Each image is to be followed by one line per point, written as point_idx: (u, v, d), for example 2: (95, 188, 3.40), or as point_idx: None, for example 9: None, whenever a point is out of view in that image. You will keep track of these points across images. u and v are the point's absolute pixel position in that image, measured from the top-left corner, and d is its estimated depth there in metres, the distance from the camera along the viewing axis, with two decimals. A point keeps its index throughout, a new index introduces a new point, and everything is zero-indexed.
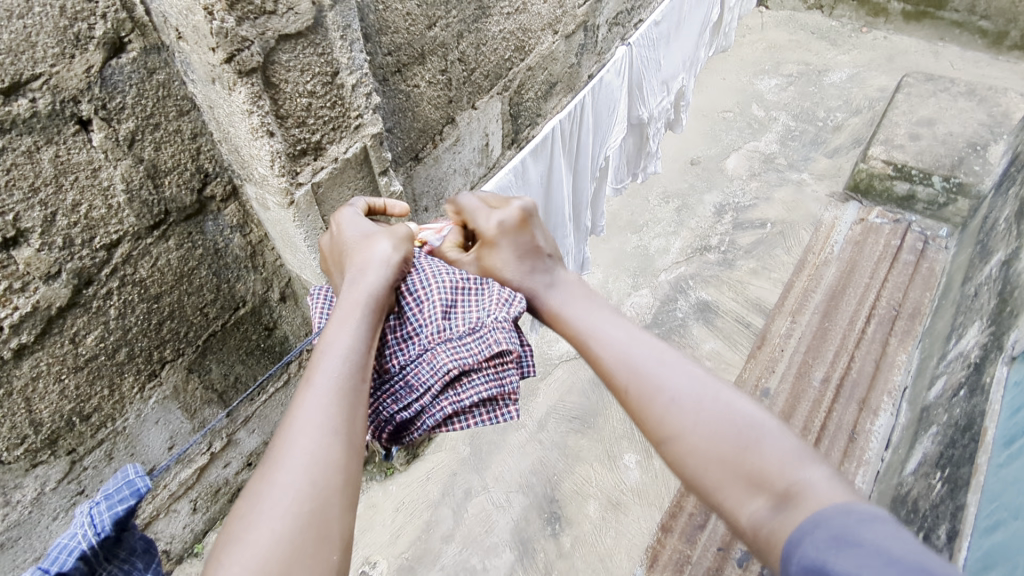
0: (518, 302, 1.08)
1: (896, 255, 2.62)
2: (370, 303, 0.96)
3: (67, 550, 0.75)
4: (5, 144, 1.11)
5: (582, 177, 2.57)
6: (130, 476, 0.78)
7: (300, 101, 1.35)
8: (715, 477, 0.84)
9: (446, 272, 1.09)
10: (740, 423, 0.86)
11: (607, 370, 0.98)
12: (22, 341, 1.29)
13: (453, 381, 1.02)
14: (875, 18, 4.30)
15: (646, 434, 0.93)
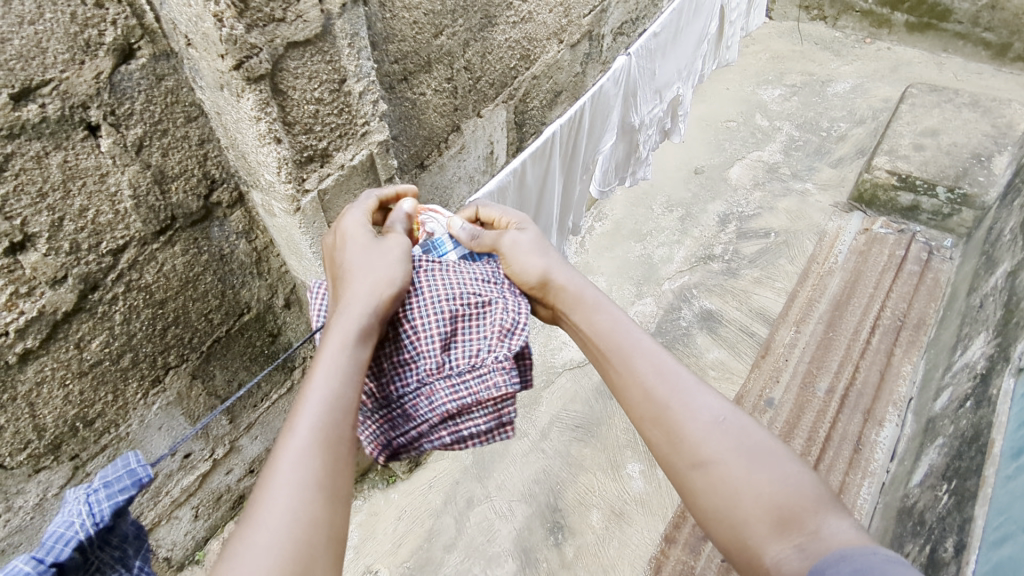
0: (518, 335, 1.08)
1: (900, 265, 2.62)
2: (359, 340, 0.93)
3: (64, 539, 0.78)
4: (14, 149, 1.12)
5: (572, 180, 2.48)
6: (130, 464, 0.82)
7: (307, 108, 1.36)
8: (742, 510, 0.83)
9: (444, 300, 1.08)
10: (771, 456, 0.87)
11: (642, 381, 0.96)
12: (27, 345, 1.29)
13: (452, 415, 1.06)
14: (879, 29, 4.32)
15: (672, 456, 0.91)
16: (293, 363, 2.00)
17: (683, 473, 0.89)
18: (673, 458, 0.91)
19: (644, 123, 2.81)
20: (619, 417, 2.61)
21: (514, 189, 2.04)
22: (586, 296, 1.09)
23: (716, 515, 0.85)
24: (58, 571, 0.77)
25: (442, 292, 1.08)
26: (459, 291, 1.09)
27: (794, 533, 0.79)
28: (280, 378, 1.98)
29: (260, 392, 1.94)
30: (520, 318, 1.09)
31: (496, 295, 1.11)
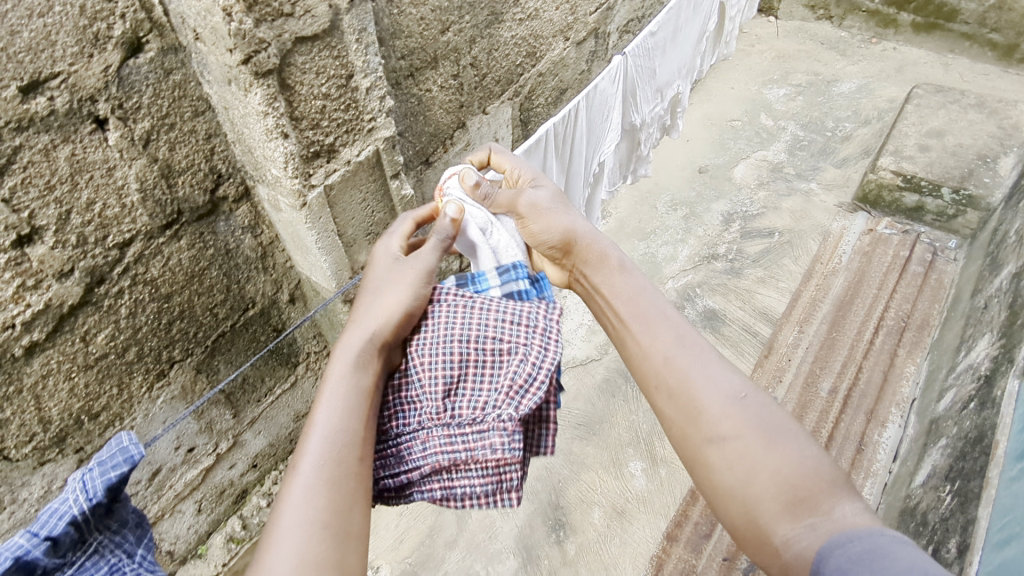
0: (531, 395, 1.02)
1: (904, 266, 2.61)
2: (359, 368, 0.97)
3: (60, 513, 0.84)
4: (23, 142, 1.12)
5: (577, 183, 2.49)
6: (121, 445, 0.86)
7: (314, 103, 1.36)
8: (755, 491, 0.86)
9: (457, 343, 1.04)
10: (784, 432, 0.90)
11: (663, 353, 0.99)
12: (33, 338, 1.29)
13: (447, 467, 1.02)
14: (885, 30, 4.31)
15: (689, 430, 0.93)
16: (297, 358, 2.01)
17: (699, 448, 0.91)
18: (689, 433, 0.93)
19: (646, 122, 2.79)
20: (621, 415, 2.60)
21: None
22: (610, 260, 1.14)
23: (730, 491, 0.88)
24: (53, 544, 0.84)
25: (459, 333, 1.05)
26: (477, 334, 1.05)
27: (807, 514, 0.82)
28: (284, 373, 1.99)
29: (263, 387, 1.94)
30: (537, 376, 1.03)
31: (519, 345, 1.05)
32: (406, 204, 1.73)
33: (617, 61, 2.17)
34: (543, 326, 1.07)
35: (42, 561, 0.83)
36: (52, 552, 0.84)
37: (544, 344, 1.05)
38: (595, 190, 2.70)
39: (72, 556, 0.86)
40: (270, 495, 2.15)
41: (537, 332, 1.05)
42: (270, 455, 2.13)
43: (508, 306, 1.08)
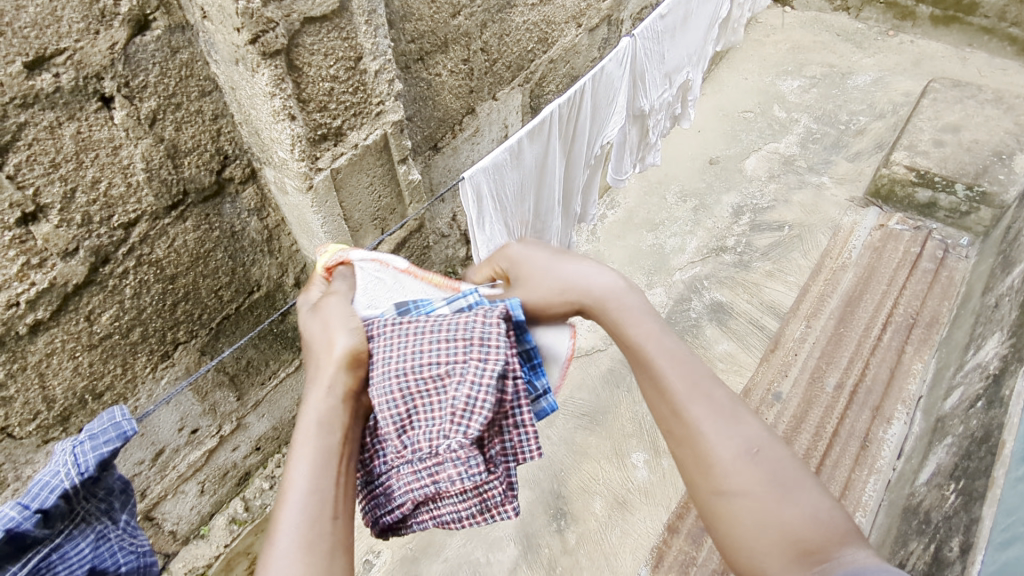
0: (476, 418, 0.87)
1: (915, 263, 2.58)
2: (324, 425, 0.80)
3: (49, 487, 0.84)
4: (28, 118, 1.11)
5: (576, 166, 2.42)
6: (115, 419, 0.87)
7: (322, 86, 1.34)
8: (759, 545, 0.77)
9: (393, 377, 0.88)
10: (788, 478, 0.80)
11: (669, 399, 0.87)
12: (38, 317, 1.29)
13: (427, 500, 0.90)
14: (902, 22, 4.24)
15: (694, 480, 0.83)
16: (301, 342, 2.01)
17: (708, 501, 0.81)
18: (697, 482, 0.83)
19: (655, 108, 2.72)
20: (625, 406, 2.59)
21: (512, 170, 1.99)
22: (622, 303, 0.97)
23: (739, 547, 0.79)
24: (44, 516, 0.83)
25: (392, 364, 0.89)
26: (412, 363, 0.89)
27: (816, 564, 0.73)
28: (288, 357, 1.99)
29: (268, 370, 1.95)
30: (479, 393, 0.88)
31: (458, 362, 0.90)
32: (412, 189, 1.73)
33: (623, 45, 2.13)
34: (479, 333, 0.91)
35: (31, 532, 0.83)
36: (41, 524, 0.84)
37: (483, 354, 0.90)
38: (595, 173, 2.64)
39: (59, 527, 0.86)
40: (273, 478, 2.16)
41: (474, 345, 0.90)
42: (273, 438, 2.14)
43: (444, 322, 0.93)
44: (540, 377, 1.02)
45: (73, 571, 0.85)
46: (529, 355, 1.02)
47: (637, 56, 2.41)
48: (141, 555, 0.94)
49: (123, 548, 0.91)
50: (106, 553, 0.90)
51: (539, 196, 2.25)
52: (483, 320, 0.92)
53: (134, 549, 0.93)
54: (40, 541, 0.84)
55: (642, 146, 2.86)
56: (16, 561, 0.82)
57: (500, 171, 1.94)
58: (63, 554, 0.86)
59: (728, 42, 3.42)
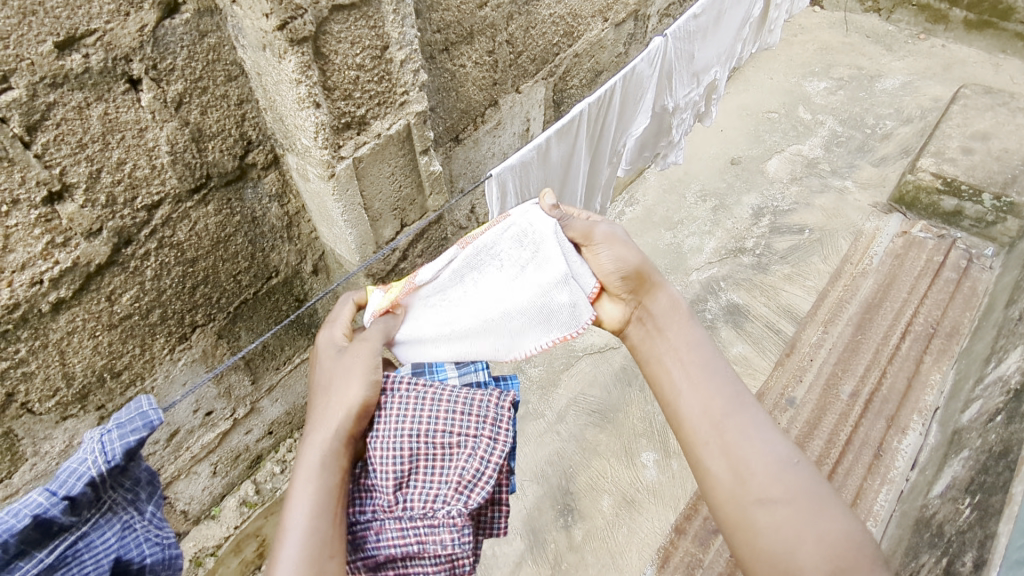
0: (476, 492, 1.01)
1: (937, 272, 2.53)
2: (325, 469, 0.97)
3: (79, 473, 0.85)
4: (57, 98, 1.11)
5: (600, 164, 2.41)
6: (142, 408, 0.89)
7: (348, 74, 1.34)
8: (798, 553, 0.92)
9: (405, 436, 1.03)
10: (815, 497, 0.98)
11: (714, 418, 1.07)
12: (61, 295, 1.30)
13: (401, 558, 1.00)
14: (934, 25, 4.17)
15: (740, 495, 0.99)
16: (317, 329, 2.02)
17: (748, 510, 0.98)
18: (737, 494, 1.00)
19: (680, 107, 2.69)
20: (636, 405, 2.58)
21: (539, 167, 1.98)
22: (680, 310, 1.21)
23: (773, 555, 0.95)
24: (71, 503, 0.85)
25: (408, 425, 1.04)
26: (427, 427, 1.04)
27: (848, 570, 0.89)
28: (304, 343, 2.00)
29: (283, 355, 1.96)
30: (485, 468, 1.03)
31: (468, 437, 1.04)
32: (433, 181, 1.72)
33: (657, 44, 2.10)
34: (492, 415, 1.07)
35: (59, 519, 0.84)
36: (69, 511, 0.85)
37: (493, 434, 1.05)
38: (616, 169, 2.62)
39: (86, 515, 0.87)
40: (285, 462, 2.18)
41: (485, 424, 1.06)
42: (286, 423, 2.15)
43: (461, 395, 1.08)
44: (519, 462, 1.19)
45: (100, 560, 0.87)
46: (516, 438, 1.18)
47: (669, 54, 2.38)
48: (166, 547, 0.95)
49: (148, 539, 0.93)
50: (132, 544, 0.91)
51: (563, 193, 2.23)
52: (494, 402, 1.08)
53: (160, 541, 0.94)
54: (68, 529, 0.85)
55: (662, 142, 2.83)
56: (43, 547, 0.83)
57: (526, 169, 1.92)
58: (89, 542, 0.87)
59: (765, 43, 3.37)
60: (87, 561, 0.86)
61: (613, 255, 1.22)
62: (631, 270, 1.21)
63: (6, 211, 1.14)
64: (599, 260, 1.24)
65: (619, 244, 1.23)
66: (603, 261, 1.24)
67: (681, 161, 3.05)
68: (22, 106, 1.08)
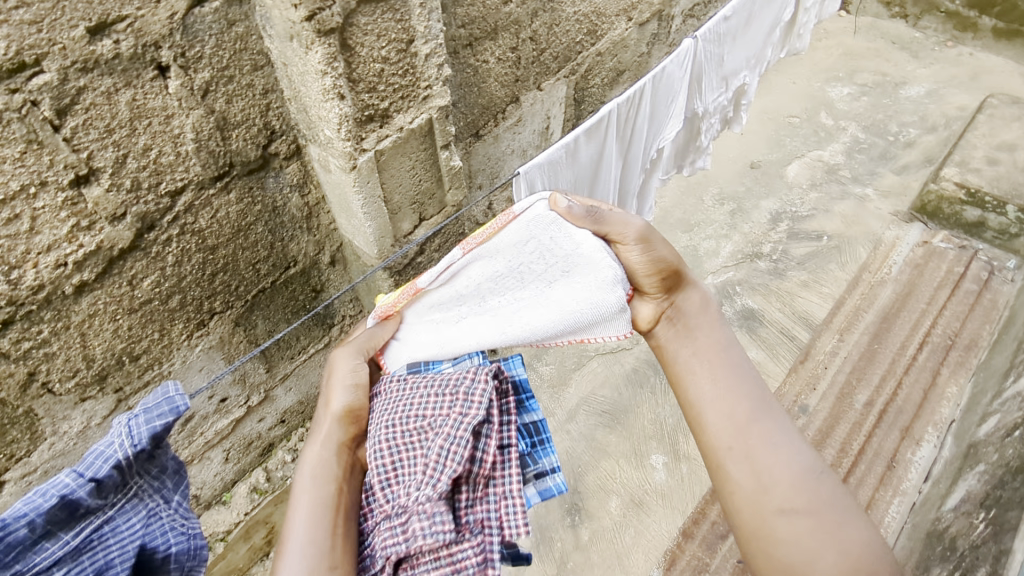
0: (445, 471, 0.93)
1: (958, 283, 2.49)
2: (315, 467, 1.02)
3: (105, 456, 0.86)
4: (87, 83, 1.13)
5: (632, 168, 2.39)
6: (168, 394, 0.88)
7: (373, 67, 1.34)
8: (816, 563, 0.93)
9: (384, 430, 1.02)
10: (835, 505, 0.98)
11: (737, 422, 1.07)
12: (84, 278, 1.32)
13: (401, 563, 0.93)
14: (962, 33, 4.11)
15: (761, 501, 0.99)
16: (332, 320, 2.03)
17: (769, 518, 0.98)
18: (758, 502, 1.00)
19: (709, 112, 2.67)
20: (647, 406, 2.57)
21: (568, 167, 1.98)
22: (710, 312, 1.24)
23: (789, 564, 0.95)
24: (97, 486, 0.86)
25: (388, 419, 1.03)
26: (403, 418, 1.02)
27: None
28: (319, 333, 2.02)
29: (298, 345, 1.97)
30: (453, 444, 0.95)
31: (441, 416, 0.99)
32: (453, 175, 1.72)
33: (687, 44, 2.09)
34: (462, 389, 1.00)
35: (85, 501, 0.85)
36: (95, 494, 0.86)
37: (463, 408, 0.98)
38: (650, 177, 2.61)
39: (113, 499, 0.88)
40: (296, 451, 2.19)
41: (456, 399, 0.99)
42: (298, 413, 2.16)
43: (441, 378, 1.04)
44: (542, 456, 1.09)
45: (124, 545, 0.87)
46: (535, 429, 1.11)
47: (699, 55, 2.37)
48: (192, 537, 0.94)
49: (173, 528, 0.92)
50: (157, 531, 0.91)
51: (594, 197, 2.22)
52: (471, 376, 1.01)
53: (185, 530, 0.93)
54: (94, 512, 0.86)
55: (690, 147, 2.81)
56: (70, 529, 0.84)
57: (555, 168, 1.92)
58: (115, 526, 0.87)
59: (794, 50, 3.32)
60: (112, 545, 0.86)
61: (649, 253, 1.20)
62: (664, 269, 1.20)
63: (35, 192, 1.16)
64: (630, 254, 1.21)
65: (653, 240, 1.21)
66: (633, 257, 1.20)
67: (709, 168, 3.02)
68: (53, 90, 1.09)
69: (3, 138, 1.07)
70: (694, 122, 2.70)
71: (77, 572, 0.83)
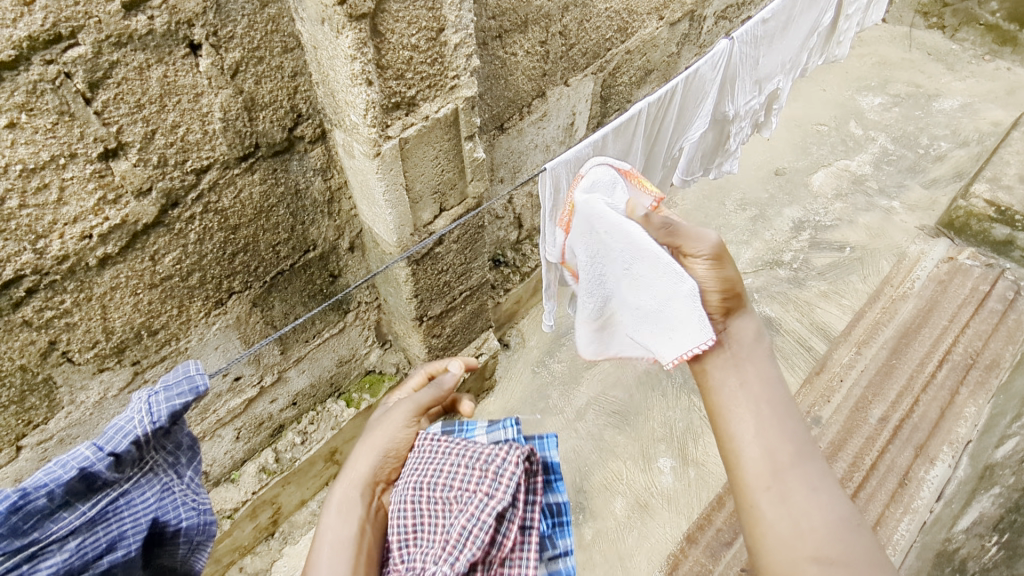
0: (462, 554, 0.87)
1: (983, 301, 2.43)
2: (347, 501, 1.02)
3: (123, 432, 0.85)
4: (120, 57, 1.14)
5: (655, 165, 2.36)
6: (189, 372, 0.87)
7: (402, 53, 1.34)
8: None
9: (411, 489, 0.99)
10: (870, 562, 0.91)
11: (777, 458, 0.99)
12: (107, 251, 1.33)
13: None
14: (1001, 47, 4.03)
15: (795, 543, 0.92)
16: (347, 306, 2.06)
17: (800, 563, 0.90)
18: (791, 546, 0.92)
19: (739, 115, 2.63)
20: (657, 409, 2.55)
21: None
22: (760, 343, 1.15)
23: None
24: (115, 460, 0.85)
25: (416, 480, 1.00)
26: (432, 481, 0.98)
27: None
28: (334, 318, 2.04)
29: (313, 329, 2.00)
30: (475, 526, 0.89)
31: (467, 491, 0.94)
32: (475, 167, 1.72)
33: (723, 46, 2.06)
34: (495, 468, 0.94)
35: (103, 474, 0.84)
36: (113, 467, 0.85)
37: (490, 489, 0.92)
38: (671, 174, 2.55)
39: (129, 473, 0.88)
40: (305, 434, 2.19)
41: (488, 477, 0.94)
42: (310, 396, 2.18)
43: (469, 448, 1.02)
44: (560, 537, 1.05)
45: (137, 518, 0.88)
46: (557, 510, 1.06)
47: (733, 58, 2.34)
48: (201, 513, 0.95)
49: (184, 503, 0.94)
50: (169, 506, 0.92)
51: None
52: (501, 456, 0.96)
53: (196, 506, 0.95)
54: (110, 484, 0.86)
55: (719, 151, 2.77)
56: (87, 500, 0.84)
57: (580, 164, 1.90)
58: (130, 499, 0.88)
59: (831, 56, 3.25)
60: (126, 518, 0.87)
61: (716, 271, 1.21)
62: (730, 288, 1.20)
63: (64, 163, 1.17)
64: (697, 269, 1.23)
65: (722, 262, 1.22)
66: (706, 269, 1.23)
67: (734, 172, 2.97)
68: (86, 63, 1.10)
69: (36, 108, 1.09)
70: (723, 125, 2.62)
71: (92, 544, 0.84)
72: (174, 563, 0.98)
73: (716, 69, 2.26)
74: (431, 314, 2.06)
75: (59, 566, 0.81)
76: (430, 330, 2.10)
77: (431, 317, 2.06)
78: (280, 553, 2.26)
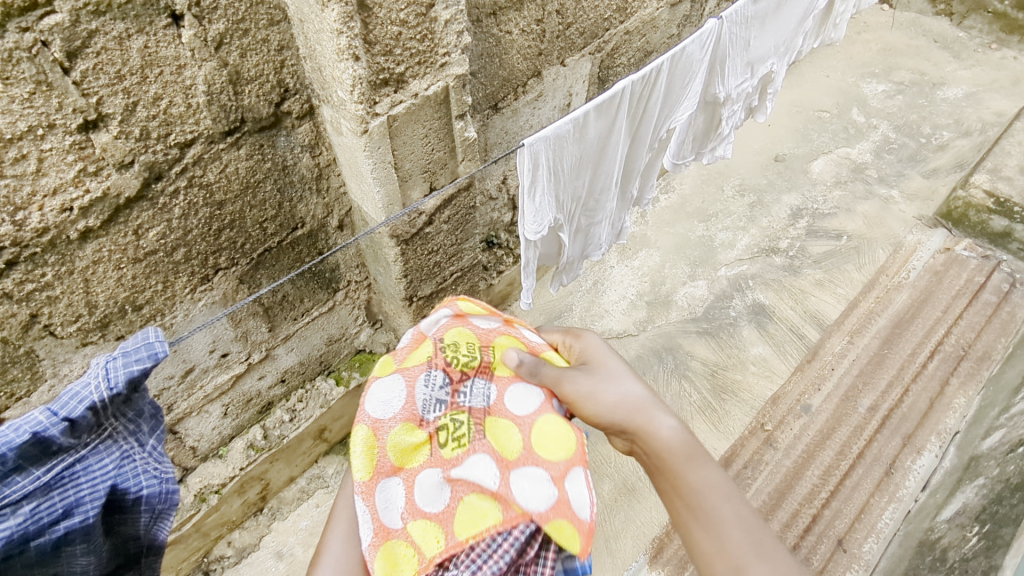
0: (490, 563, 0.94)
1: (976, 293, 2.44)
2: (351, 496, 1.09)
3: (79, 397, 0.82)
4: (98, 26, 1.12)
5: (640, 148, 2.31)
6: (148, 339, 0.83)
7: (390, 29, 1.31)
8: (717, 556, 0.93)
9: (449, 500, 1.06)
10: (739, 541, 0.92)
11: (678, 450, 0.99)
12: (89, 224, 1.32)
13: None
14: (1009, 36, 3.98)
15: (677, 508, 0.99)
16: (337, 284, 2.06)
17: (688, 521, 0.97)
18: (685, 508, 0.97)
19: (731, 98, 2.58)
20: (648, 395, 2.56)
21: (574, 143, 1.91)
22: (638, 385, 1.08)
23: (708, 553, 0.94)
24: (71, 425, 0.82)
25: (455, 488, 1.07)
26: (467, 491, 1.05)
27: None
28: (323, 296, 2.04)
29: (302, 306, 2.00)
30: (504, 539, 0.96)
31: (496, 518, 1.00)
32: (466, 146, 1.69)
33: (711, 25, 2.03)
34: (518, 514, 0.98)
35: (58, 440, 0.82)
36: (68, 433, 0.83)
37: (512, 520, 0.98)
38: (657, 157, 2.50)
39: (86, 439, 0.85)
40: (294, 412, 2.19)
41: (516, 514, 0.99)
42: (299, 373, 2.18)
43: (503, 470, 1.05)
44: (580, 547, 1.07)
45: (96, 484, 0.87)
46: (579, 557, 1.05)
47: (723, 40, 2.30)
48: (163, 481, 0.94)
49: (146, 471, 0.92)
50: (129, 473, 0.90)
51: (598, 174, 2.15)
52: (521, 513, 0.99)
53: (157, 474, 0.93)
54: (67, 450, 0.84)
55: (711, 134, 2.73)
56: (41, 465, 0.82)
57: (561, 143, 1.86)
58: (87, 466, 0.86)
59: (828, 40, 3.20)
60: (83, 484, 0.85)
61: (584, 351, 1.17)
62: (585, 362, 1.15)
63: (42, 134, 1.15)
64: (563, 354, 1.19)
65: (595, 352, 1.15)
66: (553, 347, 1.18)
67: (726, 155, 2.93)
68: (64, 32, 1.09)
69: (13, 76, 1.07)
70: (714, 108, 2.58)
71: (47, 509, 0.83)
72: (138, 532, 0.96)
73: (703, 48, 2.22)
74: (421, 295, 2.04)
75: (13, 531, 0.80)
76: (420, 311, 2.09)
77: (421, 297, 2.05)
78: (269, 529, 2.27)
